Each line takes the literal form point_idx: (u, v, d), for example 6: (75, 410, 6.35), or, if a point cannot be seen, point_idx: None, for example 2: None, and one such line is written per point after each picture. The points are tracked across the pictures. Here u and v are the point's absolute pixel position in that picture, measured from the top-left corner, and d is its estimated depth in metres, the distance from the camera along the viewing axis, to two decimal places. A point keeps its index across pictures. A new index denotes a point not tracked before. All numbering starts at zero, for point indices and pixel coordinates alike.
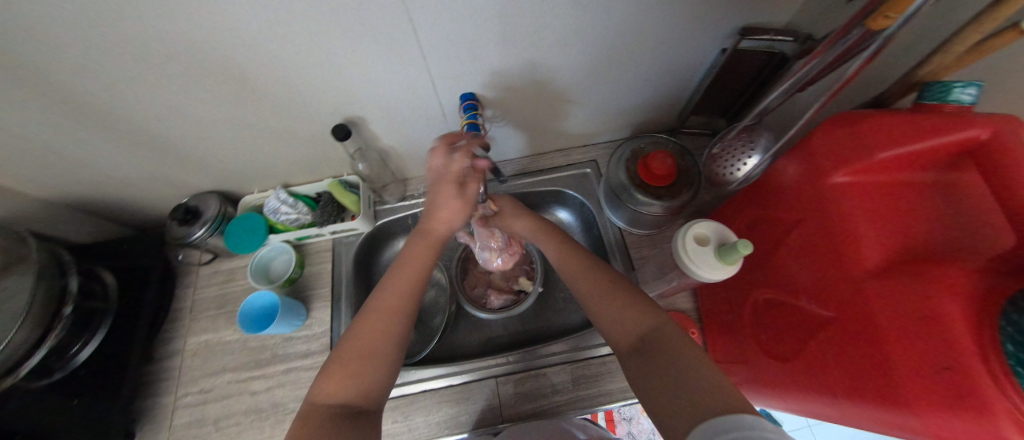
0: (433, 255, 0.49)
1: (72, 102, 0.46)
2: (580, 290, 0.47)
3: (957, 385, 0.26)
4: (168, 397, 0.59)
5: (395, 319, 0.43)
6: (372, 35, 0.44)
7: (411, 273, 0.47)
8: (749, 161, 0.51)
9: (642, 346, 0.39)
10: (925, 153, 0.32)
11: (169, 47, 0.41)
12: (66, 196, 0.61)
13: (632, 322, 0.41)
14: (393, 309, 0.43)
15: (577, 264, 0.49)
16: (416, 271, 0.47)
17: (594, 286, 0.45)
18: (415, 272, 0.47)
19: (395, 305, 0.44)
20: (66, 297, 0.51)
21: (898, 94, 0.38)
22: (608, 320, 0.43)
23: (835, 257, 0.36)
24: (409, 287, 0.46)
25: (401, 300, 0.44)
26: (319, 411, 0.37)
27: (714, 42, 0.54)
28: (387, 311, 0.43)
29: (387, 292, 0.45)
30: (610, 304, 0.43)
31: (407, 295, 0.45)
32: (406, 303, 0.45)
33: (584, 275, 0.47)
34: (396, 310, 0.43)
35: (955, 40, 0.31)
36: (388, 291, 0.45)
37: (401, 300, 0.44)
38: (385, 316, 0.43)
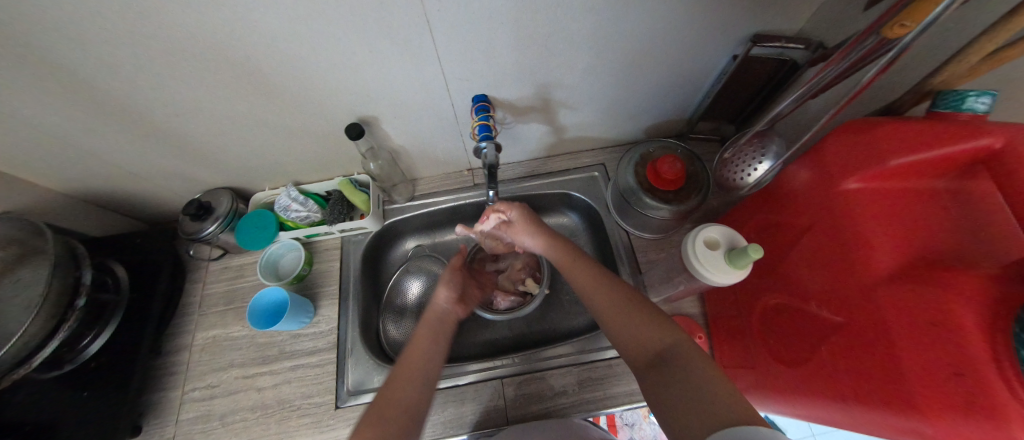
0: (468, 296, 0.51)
1: (96, 97, 0.47)
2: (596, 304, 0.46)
3: (970, 390, 0.27)
4: (176, 391, 0.59)
5: (421, 372, 0.45)
6: (391, 37, 0.44)
7: (431, 332, 0.51)
8: (759, 167, 0.51)
9: (660, 362, 0.38)
10: (938, 161, 0.33)
11: (193, 44, 0.42)
12: (82, 189, 0.62)
13: (644, 336, 0.41)
14: (419, 362, 0.46)
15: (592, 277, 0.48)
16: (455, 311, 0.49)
17: (611, 300, 0.45)
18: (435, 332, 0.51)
19: (420, 358, 0.46)
20: (80, 290, 0.51)
21: (910, 102, 0.38)
22: (626, 333, 0.42)
23: (846, 262, 0.36)
24: (432, 345, 0.49)
25: (427, 353, 0.47)
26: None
27: (725, 49, 0.54)
28: (412, 364, 0.45)
29: (414, 348, 0.48)
30: (627, 318, 0.43)
31: (431, 350, 0.48)
32: (431, 358, 0.47)
33: (604, 295, 0.46)
34: (420, 364, 0.45)
35: (969, 50, 0.32)
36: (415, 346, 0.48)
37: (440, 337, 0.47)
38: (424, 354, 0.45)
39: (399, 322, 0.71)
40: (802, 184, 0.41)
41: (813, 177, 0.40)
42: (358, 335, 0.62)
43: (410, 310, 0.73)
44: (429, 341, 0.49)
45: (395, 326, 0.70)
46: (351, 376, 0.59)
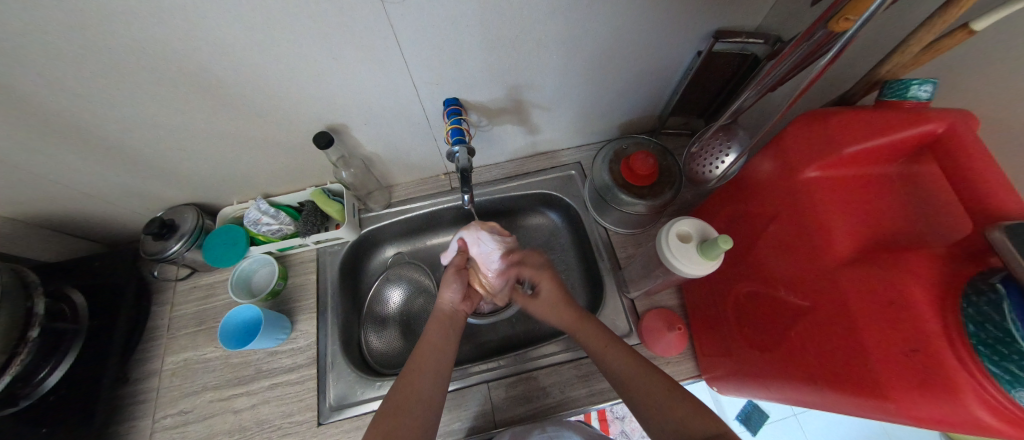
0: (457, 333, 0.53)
1: (35, 114, 0.44)
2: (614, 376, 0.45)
3: (926, 366, 0.28)
4: (146, 420, 0.56)
5: (431, 378, 0.46)
6: (352, 42, 0.43)
7: (440, 332, 0.52)
8: (726, 159, 0.53)
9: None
10: (889, 147, 0.34)
11: (139, 55, 0.40)
12: (28, 212, 0.58)
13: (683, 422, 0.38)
14: (427, 368, 0.46)
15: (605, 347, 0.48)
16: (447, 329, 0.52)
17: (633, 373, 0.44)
18: (444, 333, 0.52)
19: (428, 363, 0.47)
20: (32, 320, 0.49)
21: (861, 92, 0.39)
22: (659, 413, 0.40)
23: (810, 248, 0.37)
24: (442, 347, 0.50)
25: (436, 358, 0.48)
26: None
27: (690, 45, 0.55)
28: (420, 369, 0.46)
29: (423, 351, 0.49)
30: (657, 397, 0.41)
31: (440, 354, 0.49)
32: (440, 363, 0.48)
33: (630, 373, 0.44)
34: (429, 369, 0.46)
35: (910, 40, 0.33)
36: (423, 350, 0.49)
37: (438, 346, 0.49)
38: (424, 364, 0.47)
39: (381, 332, 0.70)
40: (766, 174, 0.42)
41: (775, 167, 0.41)
42: (338, 348, 0.61)
43: (393, 319, 0.72)
44: (439, 343, 0.50)
45: (377, 337, 0.69)
46: (333, 391, 0.57)
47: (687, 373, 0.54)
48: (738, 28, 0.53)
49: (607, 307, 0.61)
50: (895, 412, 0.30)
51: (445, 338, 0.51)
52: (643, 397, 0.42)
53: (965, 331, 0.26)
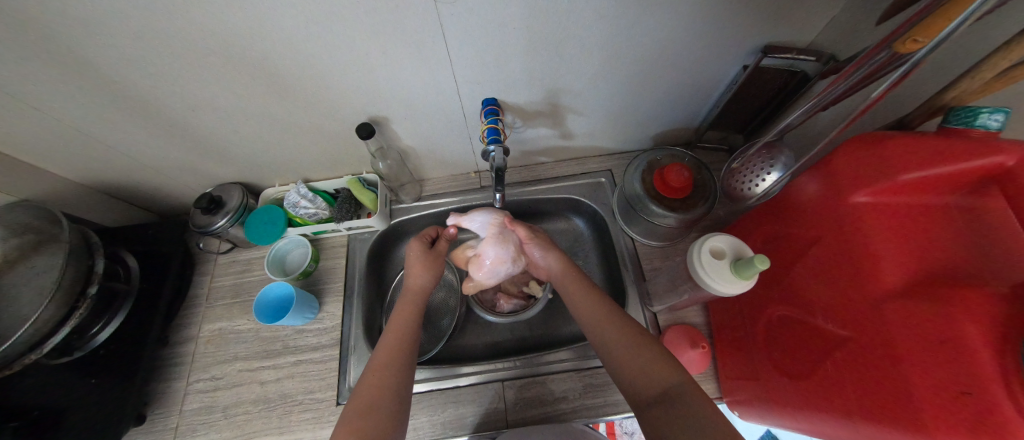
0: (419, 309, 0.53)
1: (117, 90, 0.49)
2: (594, 326, 0.46)
3: (977, 410, 0.26)
4: (181, 381, 0.60)
5: (395, 370, 0.44)
6: (404, 40, 0.45)
7: (400, 322, 0.50)
8: (768, 177, 0.51)
9: (664, 399, 0.37)
10: (951, 178, 0.32)
11: (212, 41, 0.44)
12: (98, 180, 0.64)
13: (653, 371, 0.39)
14: (387, 361, 0.45)
15: (586, 302, 0.49)
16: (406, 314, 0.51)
17: (613, 325, 0.45)
18: (403, 323, 0.50)
19: (391, 357, 0.45)
20: (92, 278, 0.52)
21: (922, 117, 0.38)
22: (629, 372, 0.41)
23: (856, 276, 0.36)
24: (401, 339, 0.48)
25: (398, 351, 0.46)
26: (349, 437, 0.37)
27: (735, 59, 0.55)
28: (384, 364, 0.44)
29: (385, 345, 0.47)
30: (630, 353, 0.41)
31: (402, 346, 0.47)
32: (401, 355, 0.46)
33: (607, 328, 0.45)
34: (393, 363, 0.45)
35: (983, 65, 0.31)
36: (384, 344, 0.47)
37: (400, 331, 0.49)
38: (388, 351, 0.46)
39: None
40: (811, 196, 0.41)
41: (822, 189, 0.39)
42: (360, 332, 0.63)
43: None
44: (398, 335, 0.48)
45: None
46: (352, 374, 0.59)
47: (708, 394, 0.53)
48: (788, 44, 0.52)
49: None
50: None
51: (404, 328, 0.49)
52: (619, 354, 0.42)
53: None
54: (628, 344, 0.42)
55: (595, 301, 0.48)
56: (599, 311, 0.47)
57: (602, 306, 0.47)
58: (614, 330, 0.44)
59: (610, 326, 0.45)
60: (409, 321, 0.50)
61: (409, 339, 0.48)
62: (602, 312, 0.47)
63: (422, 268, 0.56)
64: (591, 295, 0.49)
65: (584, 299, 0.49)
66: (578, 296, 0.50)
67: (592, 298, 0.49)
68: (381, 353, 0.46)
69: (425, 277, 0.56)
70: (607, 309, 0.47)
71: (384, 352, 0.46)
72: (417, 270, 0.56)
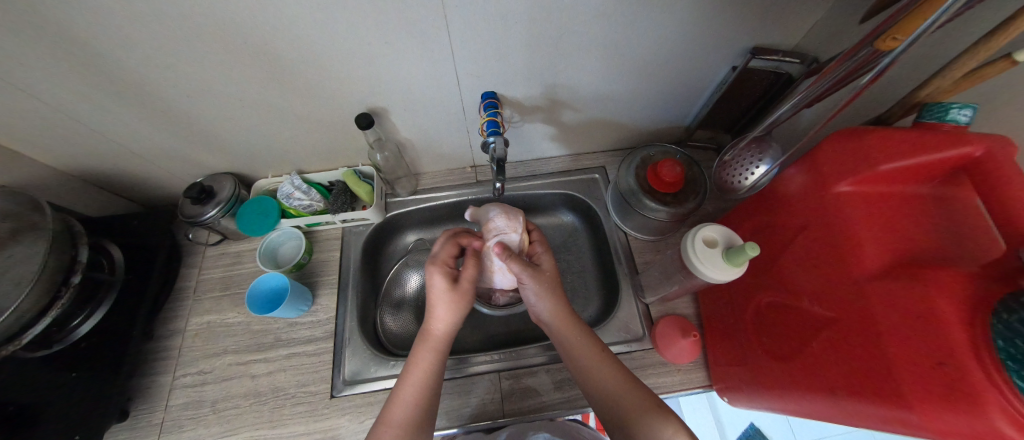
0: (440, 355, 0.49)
1: (104, 72, 0.47)
2: (598, 378, 0.47)
3: (951, 382, 0.27)
4: (168, 375, 0.58)
5: (412, 434, 0.44)
6: (408, 31, 0.46)
7: (418, 374, 0.47)
8: (757, 171, 0.54)
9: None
10: (924, 166, 0.34)
11: (209, 25, 0.43)
12: (78, 167, 0.61)
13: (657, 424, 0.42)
14: (405, 425, 0.44)
15: (595, 353, 0.49)
16: (427, 362, 0.48)
17: (614, 378, 0.47)
18: (420, 377, 0.47)
19: (409, 419, 0.45)
20: (76, 267, 0.51)
21: (898, 113, 0.40)
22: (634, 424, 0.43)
23: (839, 261, 0.37)
24: (418, 397, 0.46)
25: (415, 410, 0.45)
26: None
27: (725, 59, 0.57)
28: (401, 428, 0.44)
29: (400, 402, 0.46)
30: (638, 408, 0.44)
31: (418, 406, 0.46)
32: (419, 415, 0.45)
33: (613, 380, 0.47)
34: (413, 424, 0.44)
35: (953, 65, 0.34)
36: (402, 402, 0.46)
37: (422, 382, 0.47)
38: (407, 406, 0.45)
39: (397, 314, 0.71)
40: (797, 187, 0.43)
41: (807, 181, 0.42)
42: (355, 325, 0.62)
43: (408, 303, 0.73)
44: (419, 391, 0.46)
45: (392, 318, 0.71)
46: (347, 366, 0.59)
47: (698, 382, 0.54)
48: (774, 46, 0.55)
49: (622, 310, 0.62)
50: (922, 430, 0.29)
51: (419, 379, 0.47)
52: (636, 427, 0.42)
53: (994, 348, 0.26)
54: (633, 400, 0.44)
55: (611, 368, 0.48)
56: (618, 380, 0.47)
57: (603, 360, 0.49)
58: (617, 387, 0.46)
59: (616, 383, 0.46)
60: (429, 371, 0.48)
61: (428, 392, 0.47)
62: (619, 382, 0.46)
63: (446, 312, 0.49)
64: (605, 359, 0.49)
65: (597, 362, 0.48)
66: (592, 362, 0.49)
67: (605, 363, 0.48)
68: (398, 408, 0.45)
69: (448, 321, 0.50)
70: (623, 381, 0.46)
71: (403, 408, 0.45)
72: (441, 313, 0.49)
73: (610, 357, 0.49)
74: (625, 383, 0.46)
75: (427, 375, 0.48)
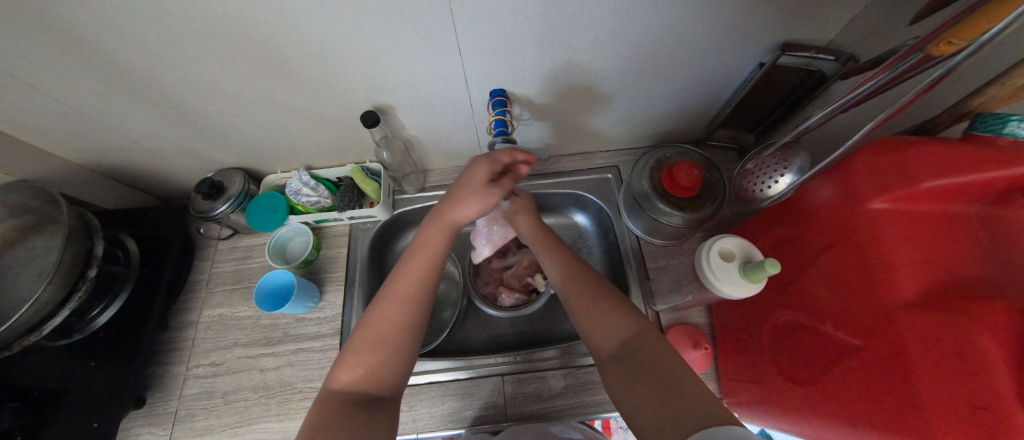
0: (443, 248, 0.50)
1: (111, 69, 0.47)
2: (568, 289, 0.48)
3: (986, 426, 0.25)
4: (181, 366, 0.59)
5: (401, 334, 0.43)
6: (413, 27, 0.44)
7: (416, 275, 0.47)
8: (780, 180, 0.48)
9: (626, 353, 0.41)
10: (974, 186, 0.31)
11: (210, 21, 0.41)
12: (96, 161, 0.62)
13: (619, 326, 0.43)
14: (396, 323, 0.43)
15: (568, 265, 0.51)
16: (423, 263, 0.48)
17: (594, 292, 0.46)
18: (415, 280, 0.47)
19: (398, 318, 0.44)
20: (91, 261, 0.51)
21: (947, 122, 0.37)
22: (594, 327, 0.44)
23: (867, 283, 0.35)
24: (410, 299, 0.45)
25: (402, 316, 0.44)
26: (335, 397, 0.39)
27: (752, 56, 0.53)
28: (391, 323, 0.43)
29: (392, 300, 0.45)
30: (608, 312, 0.44)
31: (406, 316, 0.44)
32: (409, 318, 0.44)
33: (584, 288, 0.47)
34: (402, 323, 0.44)
35: (1016, 71, 0.30)
36: (393, 303, 0.45)
37: (416, 284, 0.46)
38: (397, 305, 0.44)
39: None
40: (826, 200, 0.40)
41: (839, 193, 0.39)
42: (361, 322, 0.63)
43: None
44: (413, 289, 0.46)
45: None
46: None
47: None
48: (806, 42, 0.51)
49: None
50: None
51: (404, 300, 0.45)
52: (594, 326, 0.44)
53: None
54: (601, 304, 0.45)
55: (583, 278, 0.49)
56: (591, 288, 0.47)
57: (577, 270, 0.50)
58: (590, 292, 0.47)
59: (582, 287, 0.48)
60: (424, 271, 0.48)
61: (418, 295, 0.46)
62: (589, 287, 0.47)
63: (473, 204, 0.50)
64: (604, 303, 0.45)
65: (596, 303, 0.45)
66: (565, 274, 0.50)
67: (608, 305, 0.45)
68: (388, 305, 0.45)
69: (468, 213, 0.50)
70: (625, 322, 0.43)
71: (392, 305, 0.45)
72: (468, 203, 0.50)
73: (615, 300, 0.45)
74: (627, 324, 0.42)
75: (423, 277, 0.47)
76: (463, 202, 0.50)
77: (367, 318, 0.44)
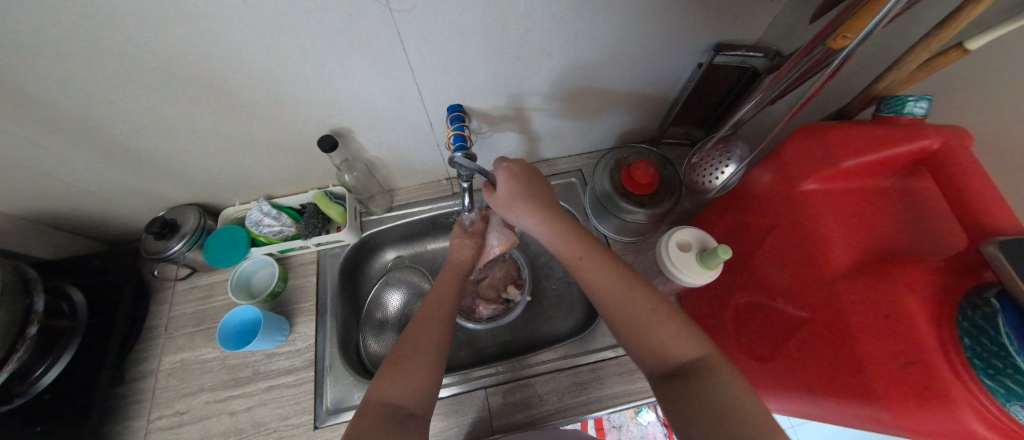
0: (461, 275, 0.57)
1: (39, 113, 0.44)
2: (607, 293, 0.42)
3: (923, 379, 0.28)
4: (141, 420, 0.56)
5: (438, 339, 0.45)
6: (361, 51, 0.44)
7: (440, 291, 0.53)
8: (726, 170, 0.53)
9: (681, 371, 0.35)
10: (884, 162, 0.35)
11: (146, 57, 0.40)
12: (30, 210, 0.58)
13: (678, 343, 0.36)
14: (429, 327, 0.46)
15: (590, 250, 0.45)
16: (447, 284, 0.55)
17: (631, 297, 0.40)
18: (442, 295, 0.52)
19: (428, 325, 0.47)
20: (32, 317, 0.48)
21: (858, 107, 0.40)
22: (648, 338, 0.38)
23: (807, 259, 0.38)
24: (439, 308, 0.50)
25: (435, 325, 0.47)
26: (376, 409, 0.38)
27: (691, 57, 0.56)
28: (424, 327, 0.46)
29: (427, 309, 0.49)
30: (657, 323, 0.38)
31: (437, 320, 0.48)
32: (440, 322, 0.47)
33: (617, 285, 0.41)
34: (432, 325, 0.47)
35: (907, 57, 0.33)
36: (425, 313, 0.49)
37: (443, 299, 0.51)
38: (424, 320, 0.47)
39: (380, 336, 0.70)
40: (765, 185, 0.42)
41: (774, 178, 0.41)
42: (336, 350, 0.61)
43: (391, 323, 0.72)
44: (439, 299, 0.51)
45: (375, 341, 0.69)
46: (329, 394, 0.57)
47: None
48: (738, 42, 0.54)
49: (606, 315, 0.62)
50: (893, 425, 0.30)
51: (438, 314, 0.49)
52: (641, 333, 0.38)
53: (960, 343, 0.26)
54: (647, 312, 0.39)
55: (612, 268, 0.43)
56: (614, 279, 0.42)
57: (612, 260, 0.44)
58: (631, 292, 0.40)
59: (617, 284, 0.42)
60: (451, 289, 0.54)
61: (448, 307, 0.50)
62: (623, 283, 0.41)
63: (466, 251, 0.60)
64: (656, 312, 0.38)
65: (661, 320, 0.38)
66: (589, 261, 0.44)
67: (676, 322, 0.38)
68: (423, 319, 0.48)
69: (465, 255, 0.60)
70: (690, 342, 0.36)
71: (429, 317, 0.48)
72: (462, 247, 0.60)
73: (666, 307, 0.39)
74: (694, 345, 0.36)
75: (450, 294, 0.53)
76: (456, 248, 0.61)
77: (405, 333, 0.46)
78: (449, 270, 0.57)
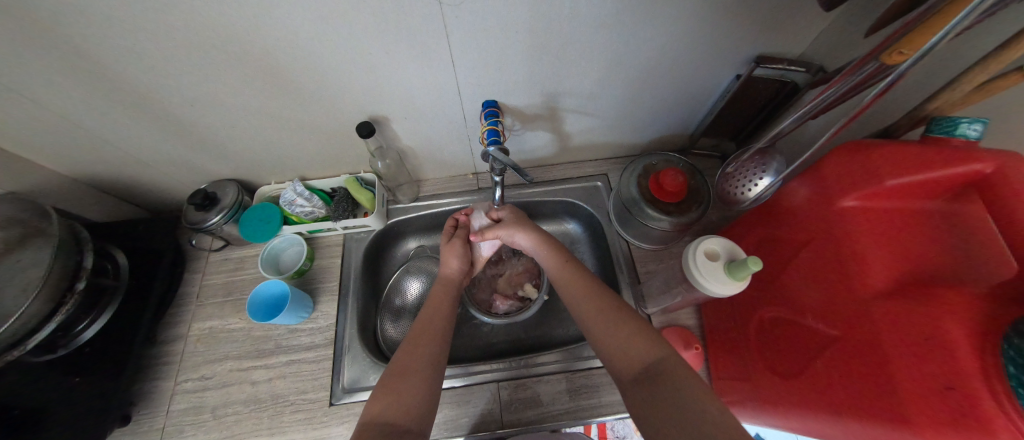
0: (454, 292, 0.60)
1: (108, 82, 0.47)
2: (580, 310, 0.49)
3: (960, 405, 0.27)
4: (169, 381, 0.58)
5: (431, 346, 0.49)
6: (408, 42, 0.46)
7: (437, 305, 0.56)
8: (760, 183, 0.52)
9: (648, 376, 0.39)
10: (931, 184, 0.34)
11: (212, 36, 0.43)
12: (86, 174, 0.62)
13: (635, 348, 0.42)
14: (421, 339, 0.49)
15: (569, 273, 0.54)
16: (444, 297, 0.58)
17: (598, 313, 0.47)
18: (437, 308, 0.55)
19: (422, 337, 0.50)
20: (80, 273, 0.51)
21: (905, 126, 0.39)
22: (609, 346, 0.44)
23: (842, 277, 0.37)
24: (432, 319, 0.53)
25: (425, 336, 0.50)
26: (371, 427, 0.39)
27: (730, 68, 0.56)
28: (419, 338, 0.49)
29: (422, 322, 0.53)
30: (616, 335, 0.44)
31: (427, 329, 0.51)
32: (433, 334, 0.50)
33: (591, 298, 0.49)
34: (425, 337, 0.50)
35: (963, 78, 0.33)
36: (420, 328, 0.51)
37: (439, 313, 0.54)
38: (422, 337, 0.50)
39: (397, 322, 0.72)
40: (801, 201, 0.42)
41: (813, 193, 0.41)
42: (355, 332, 0.62)
43: (408, 310, 0.73)
44: (437, 313, 0.54)
45: (392, 326, 0.71)
46: (347, 373, 0.58)
47: None
48: (780, 55, 0.54)
49: None
50: None
51: (434, 331, 0.51)
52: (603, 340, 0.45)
53: (1003, 372, 0.25)
54: (613, 320, 0.45)
55: (582, 288, 0.51)
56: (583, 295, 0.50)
57: (582, 284, 0.51)
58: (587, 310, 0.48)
59: (586, 299, 0.49)
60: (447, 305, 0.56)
61: (442, 322, 0.53)
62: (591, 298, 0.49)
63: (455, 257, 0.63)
64: (621, 321, 0.45)
65: (614, 330, 0.44)
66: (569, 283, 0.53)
67: (629, 330, 0.43)
68: (420, 335, 0.50)
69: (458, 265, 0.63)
70: (648, 345, 0.41)
71: (425, 332, 0.51)
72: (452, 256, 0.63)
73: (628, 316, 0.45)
74: (650, 349, 0.41)
75: (445, 309, 0.55)
76: (449, 253, 0.63)
77: (401, 348, 0.48)
78: (442, 284, 0.60)
